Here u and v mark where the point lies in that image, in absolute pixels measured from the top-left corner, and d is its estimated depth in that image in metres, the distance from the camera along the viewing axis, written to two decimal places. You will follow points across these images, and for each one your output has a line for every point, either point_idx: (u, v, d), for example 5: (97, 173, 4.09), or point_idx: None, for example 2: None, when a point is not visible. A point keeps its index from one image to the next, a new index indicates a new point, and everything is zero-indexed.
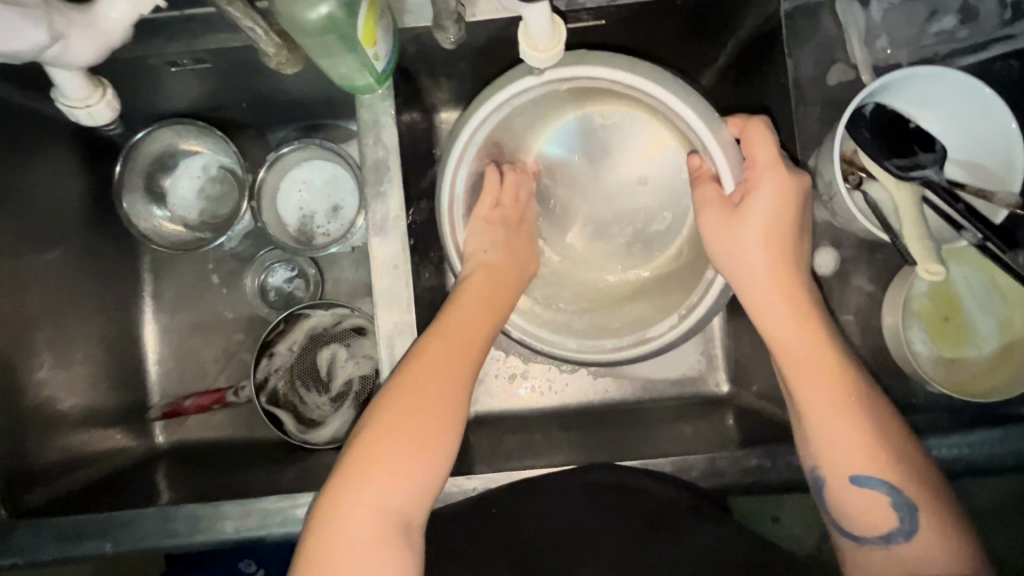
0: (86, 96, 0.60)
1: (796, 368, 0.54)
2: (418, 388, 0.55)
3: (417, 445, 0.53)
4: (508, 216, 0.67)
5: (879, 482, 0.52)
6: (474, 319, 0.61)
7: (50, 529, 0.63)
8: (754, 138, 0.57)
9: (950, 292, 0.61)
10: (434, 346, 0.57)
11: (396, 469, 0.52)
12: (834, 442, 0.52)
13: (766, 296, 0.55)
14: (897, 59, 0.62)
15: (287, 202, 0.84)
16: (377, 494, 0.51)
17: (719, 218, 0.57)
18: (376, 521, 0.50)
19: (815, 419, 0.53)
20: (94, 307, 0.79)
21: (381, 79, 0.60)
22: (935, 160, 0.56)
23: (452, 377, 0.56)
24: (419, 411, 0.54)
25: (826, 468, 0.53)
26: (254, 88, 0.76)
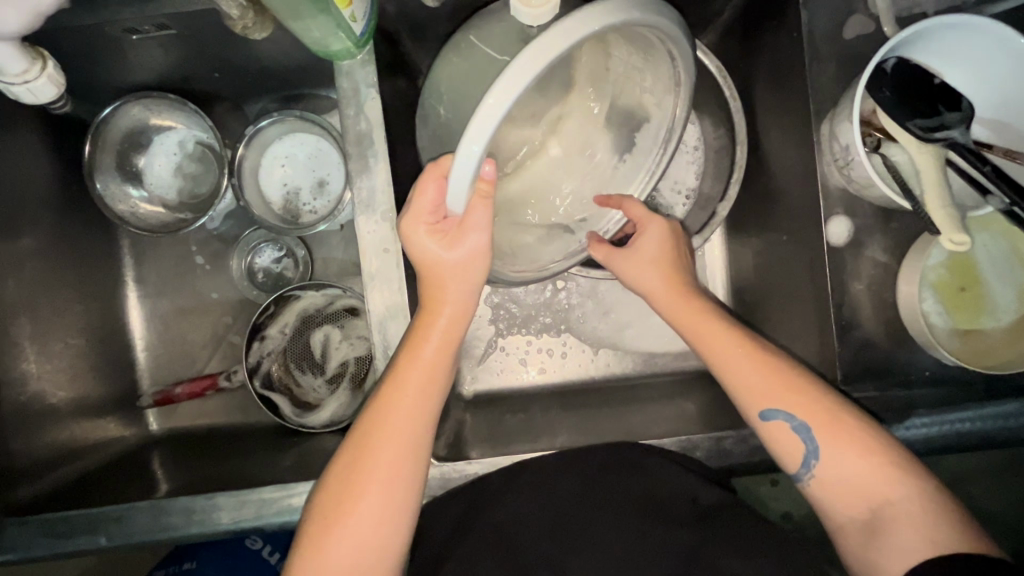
0: (23, 70, 0.56)
1: (698, 334, 0.58)
2: (395, 408, 0.53)
3: (382, 498, 0.52)
4: (435, 270, 0.52)
5: (783, 411, 0.54)
6: (421, 378, 0.53)
7: (42, 525, 0.61)
8: (424, 176, 0.47)
9: (970, 262, 0.58)
10: (384, 410, 0.53)
11: (382, 481, 0.52)
12: (751, 395, 0.55)
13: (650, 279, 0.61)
14: (921, 8, 0.57)
15: (270, 178, 0.80)
16: (368, 506, 0.51)
17: (434, 241, 0.50)
18: (364, 528, 0.51)
19: (731, 377, 0.56)
20: (73, 295, 0.75)
21: (360, 43, 0.56)
22: (962, 119, 0.52)
23: (405, 429, 0.53)
24: (374, 489, 0.52)
25: (742, 404, 0.56)
26: (225, 55, 0.71)
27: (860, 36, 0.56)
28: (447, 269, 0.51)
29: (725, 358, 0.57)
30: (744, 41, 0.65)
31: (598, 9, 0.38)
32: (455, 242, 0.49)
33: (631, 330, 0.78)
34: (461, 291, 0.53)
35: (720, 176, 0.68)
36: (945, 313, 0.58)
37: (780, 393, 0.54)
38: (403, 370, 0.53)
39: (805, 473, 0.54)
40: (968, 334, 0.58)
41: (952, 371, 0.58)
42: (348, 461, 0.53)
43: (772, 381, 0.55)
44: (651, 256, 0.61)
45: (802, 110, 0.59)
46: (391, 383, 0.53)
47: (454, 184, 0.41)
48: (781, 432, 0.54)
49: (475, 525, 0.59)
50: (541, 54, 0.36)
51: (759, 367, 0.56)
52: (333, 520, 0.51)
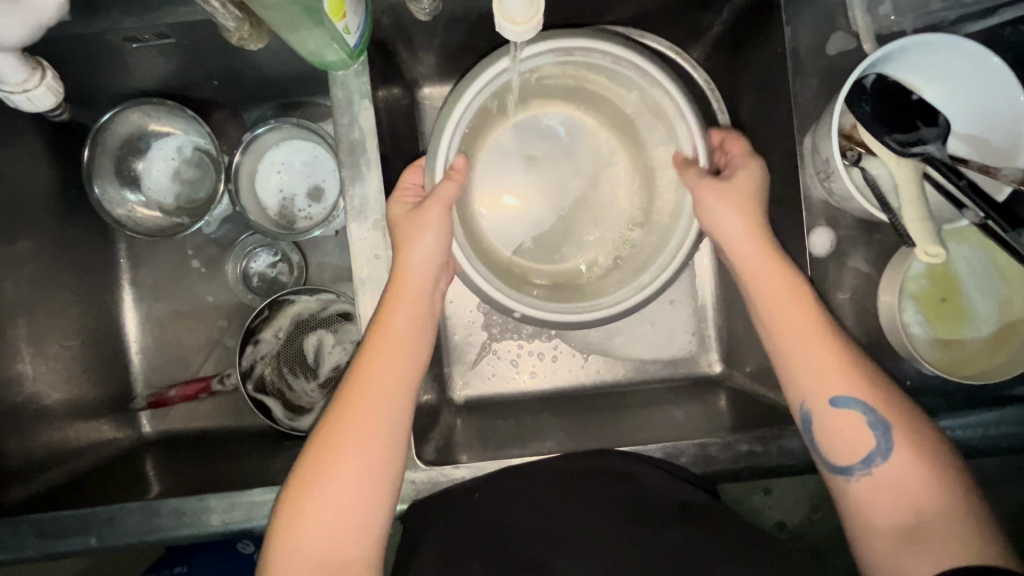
0: (23, 79, 0.57)
1: (774, 302, 0.55)
2: (368, 377, 0.54)
3: (356, 466, 0.51)
4: (407, 237, 0.56)
5: (856, 401, 0.52)
6: (396, 342, 0.56)
7: (33, 525, 0.61)
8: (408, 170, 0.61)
9: (948, 273, 0.59)
10: (356, 380, 0.54)
11: (357, 447, 0.52)
12: (822, 381, 0.52)
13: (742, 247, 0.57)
14: (901, 26, 0.58)
15: (266, 184, 0.81)
16: (343, 475, 0.51)
17: (406, 213, 0.57)
18: (343, 496, 0.51)
19: (802, 356, 0.53)
20: (69, 297, 0.76)
21: (354, 54, 0.57)
22: (938, 134, 0.54)
23: (380, 396, 0.54)
24: (354, 452, 0.51)
25: (810, 396, 0.53)
26: (222, 63, 0.72)
27: (841, 52, 0.58)
28: (417, 241, 0.56)
29: (797, 334, 0.54)
30: (731, 55, 0.66)
31: (551, 42, 0.59)
32: (423, 214, 0.56)
33: (622, 337, 0.78)
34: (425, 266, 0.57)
35: None
36: (925, 323, 0.59)
37: (855, 381, 0.52)
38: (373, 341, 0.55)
39: (860, 469, 0.51)
40: (949, 343, 0.59)
41: (933, 380, 0.59)
42: (324, 432, 0.53)
43: (839, 369, 0.52)
44: (747, 225, 0.57)
45: (787, 124, 0.60)
46: (369, 347, 0.55)
47: (434, 134, 0.59)
48: (846, 420, 0.52)
49: (466, 528, 0.58)
50: (489, 69, 0.59)
51: (833, 355, 0.52)
52: (309, 490, 0.51)
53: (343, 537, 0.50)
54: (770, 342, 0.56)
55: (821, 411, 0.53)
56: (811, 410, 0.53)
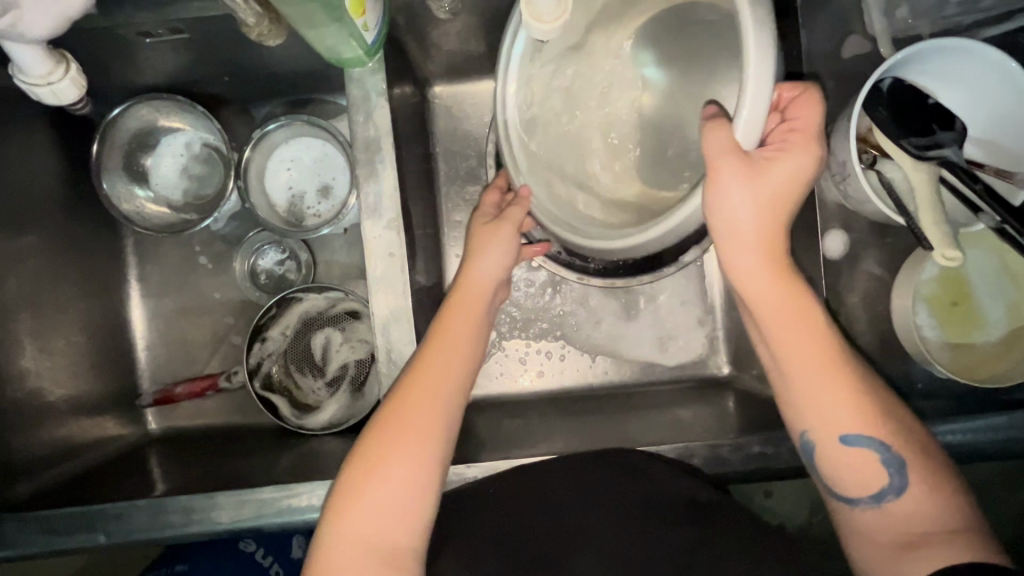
0: (47, 72, 0.57)
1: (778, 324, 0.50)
2: (436, 367, 0.54)
3: (420, 455, 0.51)
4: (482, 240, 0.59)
5: (866, 440, 0.49)
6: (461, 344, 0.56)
7: (40, 522, 0.61)
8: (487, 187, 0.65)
9: (961, 277, 0.60)
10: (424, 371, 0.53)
11: (424, 433, 0.51)
12: (826, 415, 0.49)
13: (744, 254, 0.50)
14: (916, 31, 0.59)
15: (275, 181, 0.81)
16: (409, 459, 0.50)
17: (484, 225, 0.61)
18: (404, 484, 0.50)
19: (802, 388, 0.49)
20: (76, 292, 0.76)
21: (371, 52, 0.57)
22: (955, 138, 0.54)
23: (450, 390, 0.54)
24: (410, 449, 0.50)
25: (815, 429, 0.49)
26: (234, 59, 0.72)
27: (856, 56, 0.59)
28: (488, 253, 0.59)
29: (798, 364, 0.49)
30: None
31: None
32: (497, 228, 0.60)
33: (630, 337, 0.78)
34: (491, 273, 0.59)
35: None
36: (937, 326, 0.59)
37: (861, 416, 0.48)
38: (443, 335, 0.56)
39: (867, 502, 0.49)
40: (960, 347, 0.59)
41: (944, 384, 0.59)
42: (393, 411, 0.52)
43: (844, 399, 0.48)
44: (757, 232, 0.50)
45: None
46: (431, 345, 0.55)
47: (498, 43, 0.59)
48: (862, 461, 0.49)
49: (483, 527, 0.58)
50: None
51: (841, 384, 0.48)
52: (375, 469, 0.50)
53: (392, 535, 0.49)
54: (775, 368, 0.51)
55: (826, 445, 0.50)
56: (814, 440, 0.50)
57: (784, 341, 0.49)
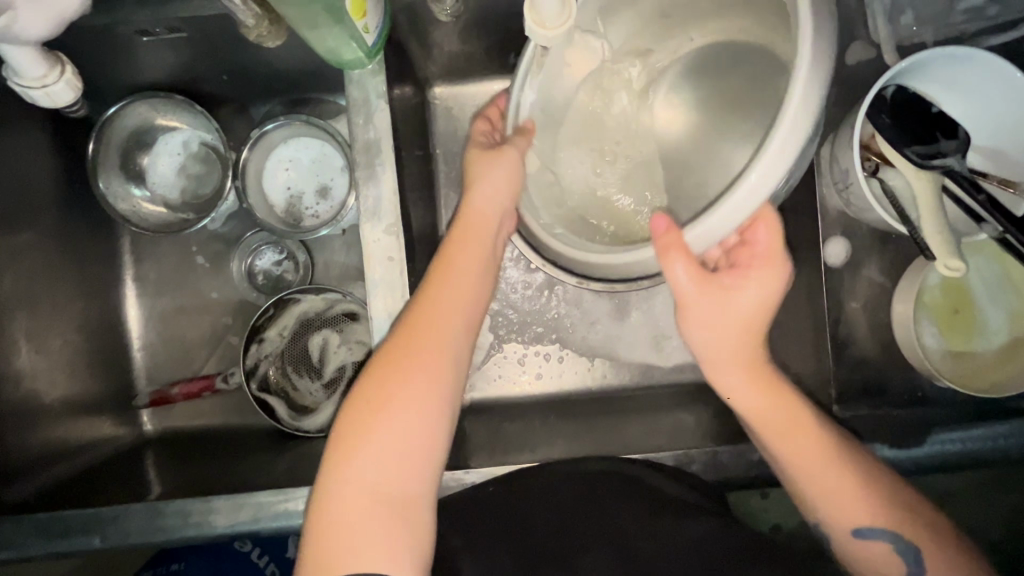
0: (43, 74, 0.56)
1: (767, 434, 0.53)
2: (437, 303, 0.53)
3: (427, 389, 0.50)
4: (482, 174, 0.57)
5: (885, 531, 0.51)
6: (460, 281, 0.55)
7: (35, 524, 0.60)
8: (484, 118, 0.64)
9: (961, 285, 0.60)
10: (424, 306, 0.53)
11: (429, 367, 0.51)
12: (833, 514, 0.52)
13: (728, 374, 0.54)
14: (921, 38, 0.58)
15: (274, 181, 0.80)
16: (413, 395, 0.49)
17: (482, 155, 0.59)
18: (412, 421, 0.49)
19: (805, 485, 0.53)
20: (72, 292, 0.75)
21: (372, 53, 0.56)
22: (958, 147, 0.54)
23: (451, 321, 0.53)
24: (412, 387, 0.50)
25: (826, 522, 0.52)
26: (234, 58, 0.71)
27: (859, 63, 0.59)
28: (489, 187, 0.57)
29: (795, 467, 0.52)
30: None
31: None
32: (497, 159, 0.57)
33: (629, 341, 0.78)
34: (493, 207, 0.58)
35: None
36: (937, 333, 0.59)
37: (864, 509, 0.51)
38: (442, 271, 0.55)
39: None
40: (960, 355, 0.59)
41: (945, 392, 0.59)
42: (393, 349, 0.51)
43: (845, 490, 0.51)
44: (735, 353, 0.53)
45: None
46: (431, 284, 0.54)
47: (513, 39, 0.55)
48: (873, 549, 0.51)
49: (483, 529, 0.57)
50: None
51: (837, 475, 0.52)
52: (378, 406, 0.49)
53: (399, 477, 0.48)
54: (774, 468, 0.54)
55: (839, 539, 0.53)
56: (830, 531, 0.53)
57: (783, 450, 0.52)
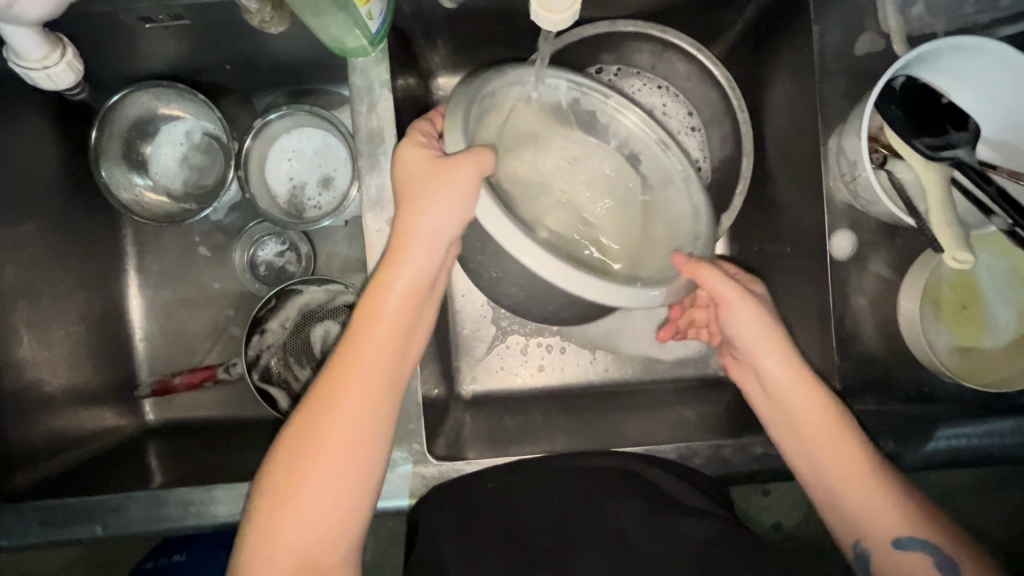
0: (43, 56, 0.56)
1: (809, 437, 0.54)
2: (356, 373, 0.50)
3: (339, 466, 0.49)
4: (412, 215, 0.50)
5: (923, 543, 0.52)
6: (385, 338, 0.50)
7: (37, 513, 0.60)
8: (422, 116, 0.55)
9: (969, 280, 0.59)
10: (338, 375, 0.50)
11: (343, 444, 0.49)
12: (876, 525, 0.53)
13: (781, 379, 0.55)
14: (932, 28, 0.58)
15: (276, 172, 0.80)
16: (327, 474, 0.49)
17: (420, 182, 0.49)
18: (326, 499, 0.49)
19: (846, 496, 0.53)
20: (74, 282, 0.75)
21: (375, 41, 0.56)
22: (969, 139, 0.53)
23: (370, 390, 0.50)
24: (320, 468, 0.49)
25: (868, 538, 0.53)
26: (236, 48, 0.71)
27: (870, 53, 0.57)
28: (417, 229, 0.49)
29: (840, 478, 0.53)
30: (756, 50, 0.66)
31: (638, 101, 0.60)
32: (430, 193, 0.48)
33: (632, 334, 0.78)
34: (422, 253, 0.50)
35: (725, 187, 0.68)
36: (945, 329, 0.58)
37: (904, 520, 0.52)
38: (361, 333, 0.50)
39: None
40: (967, 351, 0.59)
41: (951, 388, 0.59)
42: (305, 424, 0.49)
43: (886, 502, 0.52)
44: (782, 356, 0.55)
45: (810, 123, 0.60)
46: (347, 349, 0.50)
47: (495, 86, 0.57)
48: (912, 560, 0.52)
49: (480, 529, 0.57)
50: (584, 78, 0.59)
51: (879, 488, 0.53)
52: (292, 486, 0.49)
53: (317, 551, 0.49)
54: (809, 476, 0.55)
55: (881, 551, 0.53)
56: (868, 547, 0.53)
57: (823, 454, 0.54)
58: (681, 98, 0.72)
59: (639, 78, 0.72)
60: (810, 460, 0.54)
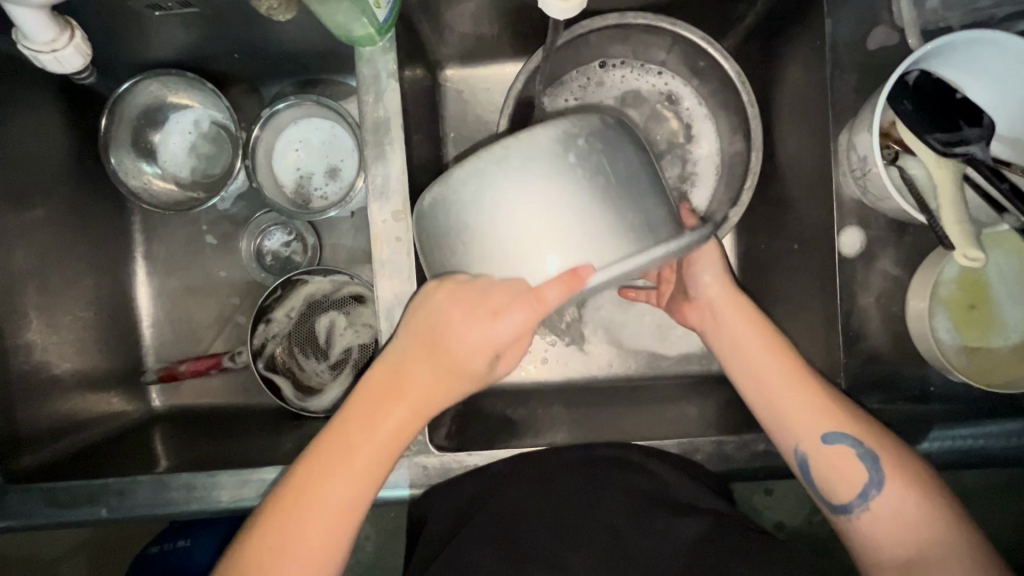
0: (51, 38, 0.57)
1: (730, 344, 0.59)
2: (352, 458, 0.49)
3: (319, 546, 0.49)
4: (441, 354, 0.48)
5: (847, 436, 0.53)
6: (387, 438, 0.49)
7: (43, 494, 0.61)
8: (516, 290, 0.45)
9: (981, 279, 0.58)
10: (332, 453, 0.49)
11: (326, 524, 0.49)
12: (802, 419, 0.54)
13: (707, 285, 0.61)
14: (948, 22, 0.57)
15: (283, 162, 0.80)
16: (305, 556, 0.48)
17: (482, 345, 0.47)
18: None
19: (773, 396, 0.55)
20: (82, 268, 0.76)
21: (382, 30, 0.56)
22: (982, 135, 0.53)
23: (360, 479, 0.49)
24: (302, 546, 0.48)
25: (801, 443, 0.54)
26: (245, 36, 0.71)
27: (884, 48, 0.57)
28: (453, 363, 0.48)
29: (760, 374, 0.56)
30: (767, 44, 0.65)
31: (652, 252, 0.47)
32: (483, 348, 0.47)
33: (635, 330, 0.77)
34: (437, 378, 0.49)
35: (732, 182, 0.68)
36: (956, 329, 0.58)
37: (833, 415, 0.53)
38: (363, 425, 0.49)
39: (858, 505, 0.52)
40: (976, 351, 0.58)
41: (957, 387, 0.58)
42: (298, 499, 0.49)
43: (813, 402, 0.54)
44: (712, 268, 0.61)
45: (821, 118, 0.59)
46: (351, 437, 0.49)
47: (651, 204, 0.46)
48: (838, 457, 0.53)
49: (471, 527, 0.57)
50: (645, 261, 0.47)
51: (808, 392, 0.54)
52: (272, 555, 0.48)
53: None
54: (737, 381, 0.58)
55: (813, 450, 0.54)
56: (804, 451, 0.54)
57: (744, 352, 0.58)
58: (688, 89, 0.72)
59: (645, 70, 0.72)
60: (736, 364, 0.58)
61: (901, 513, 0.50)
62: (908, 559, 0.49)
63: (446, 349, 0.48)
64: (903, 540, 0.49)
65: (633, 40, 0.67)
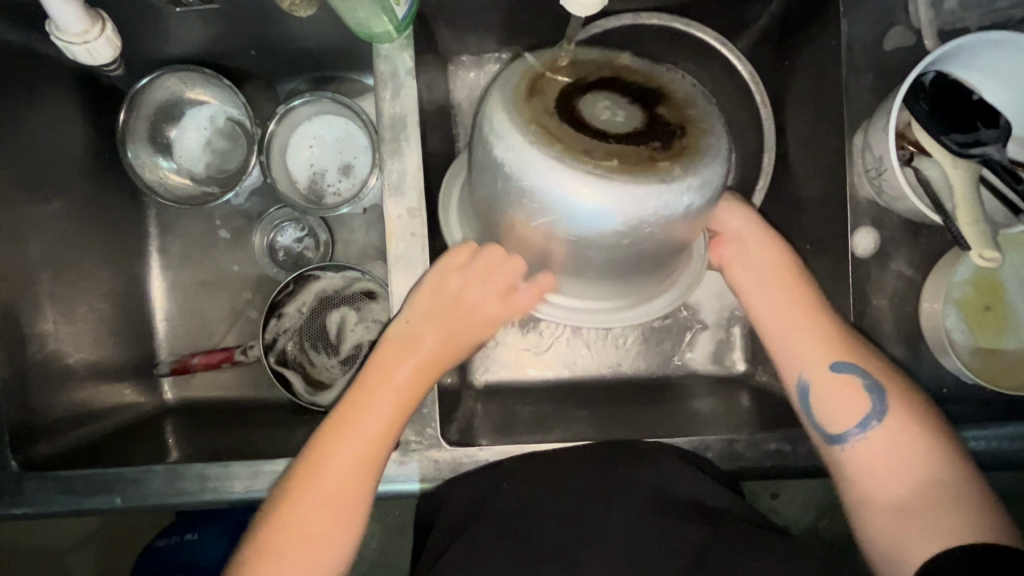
0: (84, 30, 0.58)
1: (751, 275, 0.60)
2: (373, 401, 0.53)
3: (344, 486, 0.51)
4: (454, 316, 0.57)
5: (855, 366, 0.54)
6: (403, 387, 0.54)
7: (59, 482, 0.62)
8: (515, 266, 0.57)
9: (995, 281, 0.58)
10: (358, 399, 0.54)
11: (352, 466, 0.52)
12: (816, 353, 0.55)
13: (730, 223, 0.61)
14: (965, 23, 0.57)
15: (297, 158, 0.81)
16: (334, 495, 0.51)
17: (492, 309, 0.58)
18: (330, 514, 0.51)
19: (787, 325, 0.57)
20: (98, 260, 0.76)
21: (401, 27, 0.56)
22: (998, 137, 0.54)
23: (383, 424, 0.53)
24: (331, 483, 0.51)
25: (808, 371, 0.55)
26: (264, 32, 0.72)
27: (900, 49, 0.57)
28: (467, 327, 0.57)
29: (777, 305, 0.58)
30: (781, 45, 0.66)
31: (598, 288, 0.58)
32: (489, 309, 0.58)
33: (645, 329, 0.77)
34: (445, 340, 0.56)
35: (745, 183, 0.68)
36: (969, 331, 0.58)
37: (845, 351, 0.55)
38: (382, 376, 0.54)
39: (855, 435, 0.53)
40: (989, 352, 0.58)
41: (969, 388, 0.58)
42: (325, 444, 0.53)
43: (828, 337, 0.55)
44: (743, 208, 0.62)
45: (836, 119, 0.59)
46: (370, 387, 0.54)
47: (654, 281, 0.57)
48: (844, 389, 0.54)
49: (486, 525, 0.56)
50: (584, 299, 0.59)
51: (825, 327, 0.56)
52: (304, 487, 0.51)
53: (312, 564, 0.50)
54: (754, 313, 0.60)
55: (821, 377, 0.55)
56: (809, 379, 0.55)
57: (763, 281, 0.59)
58: None
59: None
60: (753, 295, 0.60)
61: (912, 472, 0.49)
62: (900, 500, 0.49)
63: (459, 309, 0.57)
64: (894, 475, 0.50)
65: (642, 47, 0.67)
